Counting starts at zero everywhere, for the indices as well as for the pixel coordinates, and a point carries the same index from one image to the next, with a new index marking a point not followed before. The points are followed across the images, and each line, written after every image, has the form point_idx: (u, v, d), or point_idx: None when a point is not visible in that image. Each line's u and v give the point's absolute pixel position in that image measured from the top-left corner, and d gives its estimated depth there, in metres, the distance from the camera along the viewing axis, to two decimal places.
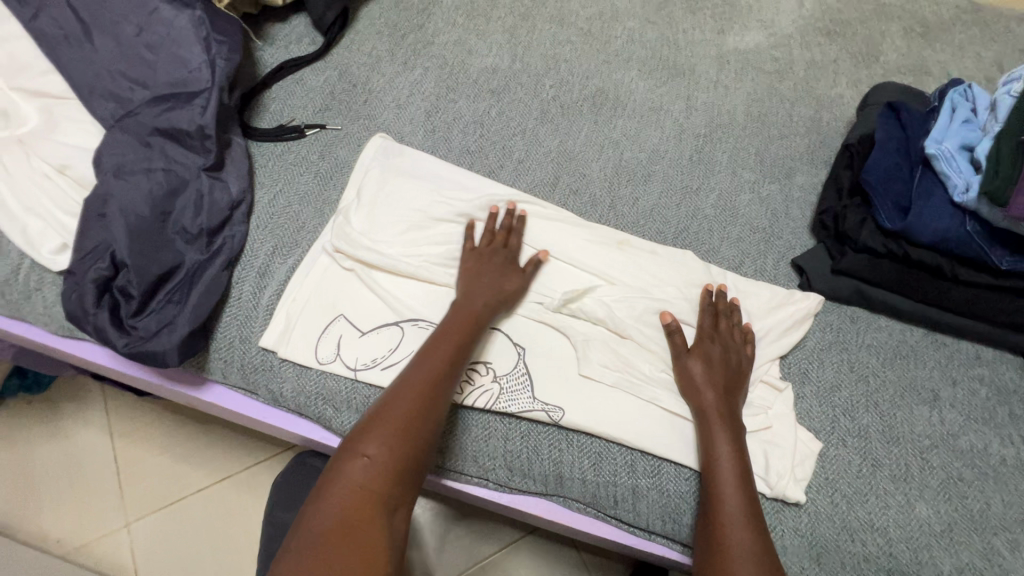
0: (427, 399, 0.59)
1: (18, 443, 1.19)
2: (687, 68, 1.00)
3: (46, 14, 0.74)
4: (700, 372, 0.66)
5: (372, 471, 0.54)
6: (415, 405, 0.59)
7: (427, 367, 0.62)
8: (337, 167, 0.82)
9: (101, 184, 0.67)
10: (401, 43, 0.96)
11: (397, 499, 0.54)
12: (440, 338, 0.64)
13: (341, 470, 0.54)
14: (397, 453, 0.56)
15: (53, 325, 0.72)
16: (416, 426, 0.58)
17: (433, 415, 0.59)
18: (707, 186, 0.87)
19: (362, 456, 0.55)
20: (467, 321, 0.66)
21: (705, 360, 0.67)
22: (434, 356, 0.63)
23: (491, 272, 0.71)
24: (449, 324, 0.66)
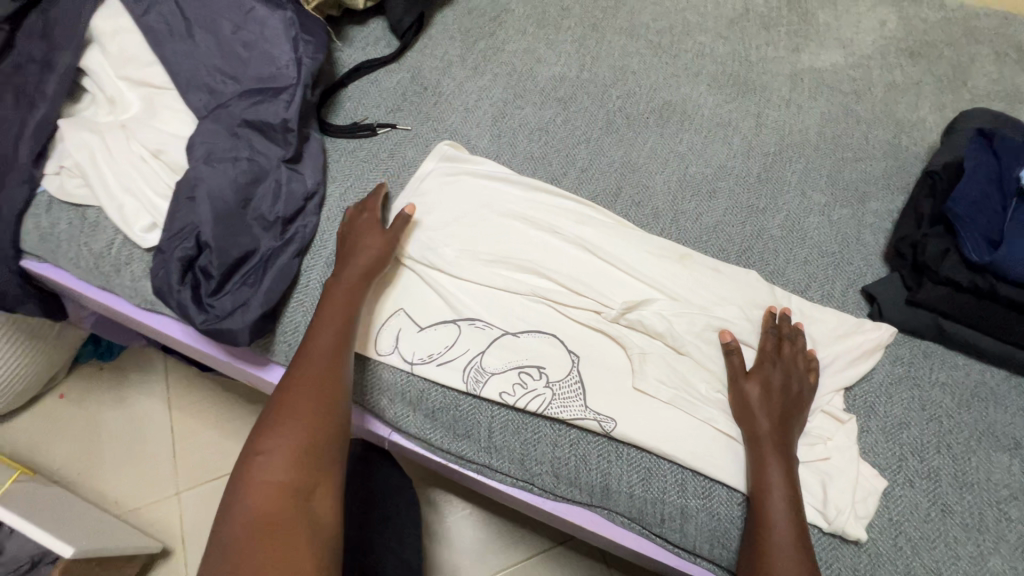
0: (319, 380, 0.63)
1: (88, 405, 1.28)
2: (758, 85, 0.98)
3: (156, 10, 0.80)
4: (757, 396, 0.64)
5: (273, 465, 0.57)
6: (300, 387, 0.62)
7: (314, 350, 0.65)
8: (404, 166, 0.85)
9: (193, 170, 0.72)
10: (472, 49, 0.99)
11: (311, 486, 0.58)
12: (323, 319, 0.67)
13: (243, 473, 0.57)
14: (299, 442, 0.59)
15: (137, 298, 0.77)
16: (317, 411, 0.61)
17: (329, 394, 0.62)
18: (775, 205, 0.84)
19: (260, 456, 0.58)
20: (339, 299, 0.69)
21: (765, 385, 0.65)
22: (322, 338, 0.66)
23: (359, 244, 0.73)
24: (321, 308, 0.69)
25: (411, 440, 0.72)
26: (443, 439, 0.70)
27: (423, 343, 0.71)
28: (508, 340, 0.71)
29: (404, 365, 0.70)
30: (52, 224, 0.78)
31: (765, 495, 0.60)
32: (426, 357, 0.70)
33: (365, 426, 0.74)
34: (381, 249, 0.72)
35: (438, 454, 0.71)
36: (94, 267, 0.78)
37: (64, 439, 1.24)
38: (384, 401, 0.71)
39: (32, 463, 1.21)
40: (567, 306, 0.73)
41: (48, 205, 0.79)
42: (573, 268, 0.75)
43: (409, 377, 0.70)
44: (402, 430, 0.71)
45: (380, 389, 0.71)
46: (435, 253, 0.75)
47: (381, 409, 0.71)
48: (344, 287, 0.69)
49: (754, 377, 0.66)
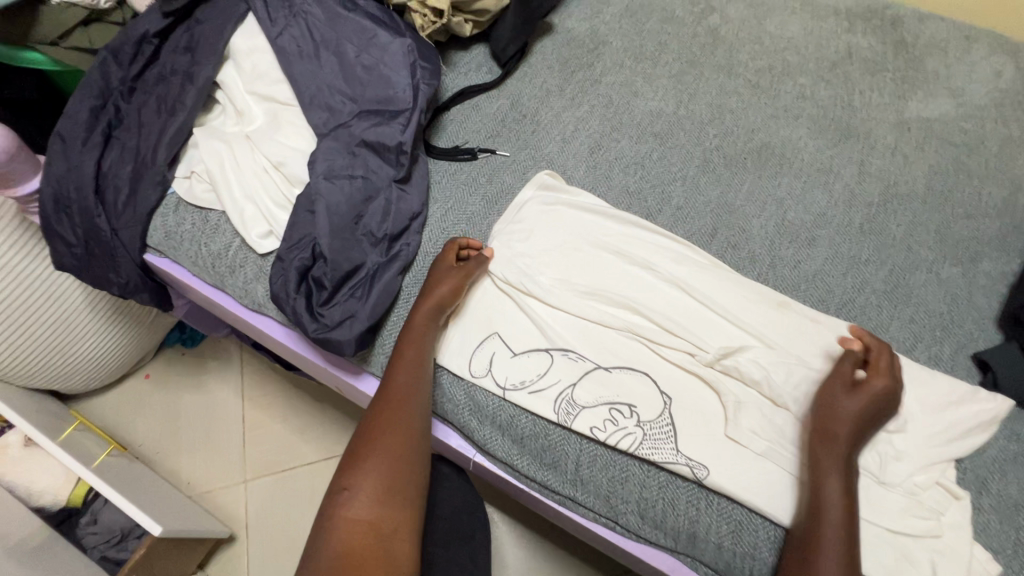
0: (397, 419, 0.65)
1: (170, 387, 1.35)
2: (862, 132, 0.96)
3: (288, 32, 0.85)
4: (853, 413, 0.63)
5: (357, 501, 0.59)
6: (380, 422, 0.65)
7: (393, 389, 0.67)
8: (502, 191, 0.87)
9: (313, 184, 0.76)
10: (571, 79, 1.00)
11: (390, 524, 0.59)
12: (400, 357, 0.70)
13: (331, 505, 0.60)
14: (380, 480, 0.61)
15: (246, 299, 0.82)
16: (395, 451, 0.63)
17: (406, 436, 0.64)
18: (878, 258, 0.82)
19: (347, 493, 0.60)
20: (418, 331, 0.71)
21: (862, 401, 0.64)
22: (400, 376, 0.68)
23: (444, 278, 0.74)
24: (401, 341, 0.71)
25: (495, 464, 0.73)
26: (530, 466, 0.71)
27: (515, 369, 0.72)
28: (601, 375, 0.71)
29: (496, 390, 0.71)
30: (177, 224, 0.85)
31: (823, 509, 0.58)
32: (518, 383, 0.71)
33: (450, 444, 0.76)
34: (460, 279, 0.74)
35: (521, 481, 0.72)
36: (210, 266, 0.83)
37: (146, 418, 1.32)
38: (473, 423, 0.72)
39: (116, 437, 1.30)
40: (662, 346, 0.72)
41: (176, 206, 0.85)
42: (668, 308, 0.75)
43: (501, 402, 0.71)
44: (488, 453, 0.73)
45: (471, 410, 0.73)
46: (531, 281, 0.77)
47: (469, 430, 0.73)
48: (419, 323, 0.71)
49: (852, 391, 0.65)
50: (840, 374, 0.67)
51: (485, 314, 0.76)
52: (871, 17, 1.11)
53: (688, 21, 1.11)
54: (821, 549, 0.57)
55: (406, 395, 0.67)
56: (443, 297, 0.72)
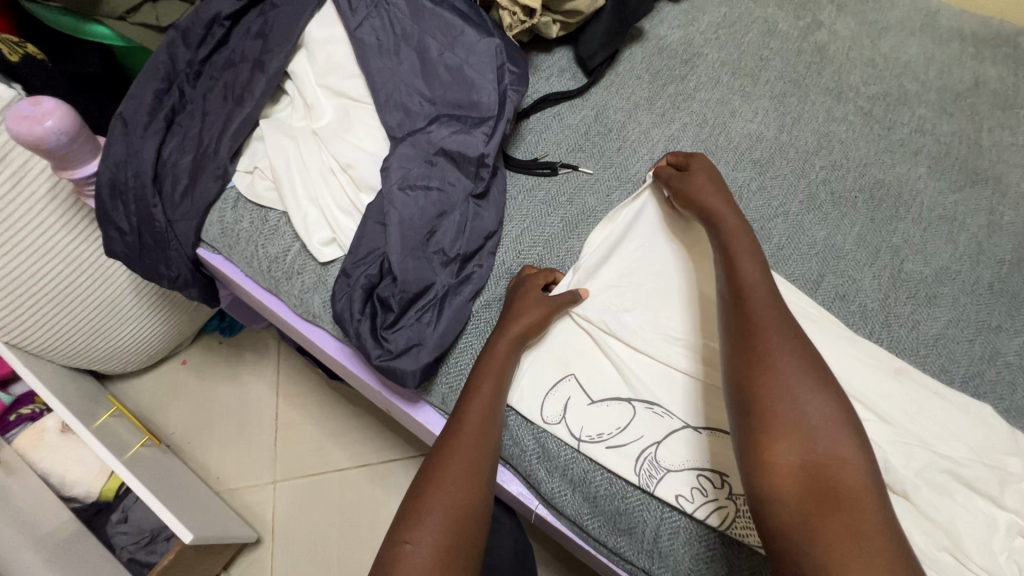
0: (467, 467, 0.56)
1: (206, 376, 1.32)
2: (990, 175, 0.85)
3: (368, 23, 0.79)
4: (711, 188, 0.68)
5: (421, 561, 0.50)
6: (449, 465, 0.56)
7: (465, 429, 0.59)
8: (583, 214, 0.79)
9: (386, 193, 0.69)
10: (661, 93, 0.92)
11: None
12: (474, 390, 0.62)
13: (388, 562, 0.51)
14: (446, 537, 0.52)
15: (301, 308, 0.76)
16: (465, 504, 0.54)
17: (476, 488, 0.56)
18: (1012, 325, 0.72)
19: (410, 546, 0.51)
20: (497, 366, 0.63)
21: (710, 182, 0.69)
22: (473, 415, 0.60)
23: (526, 300, 0.68)
24: (474, 375, 0.63)
25: (560, 519, 0.67)
26: (601, 529, 0.64)
27: (593, 420, 0.65)
28: (692, 438, 0.63)
29: (571, 441, 0.65)
30: (235, 221, 0.79)
31: (757, 325, 0.55)
32: (595, 436, 0.64)
33: (510, 490, 0.70)
34: (547, 310, 0.67)
35: (588, 542, 0.66)
36: (267, 270, 0.78)
37: (180, 406, 1.29)
38: (540, 472, 0.66)
39: (149, 423, 1.27)
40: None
41: (235, 201, 0.80)
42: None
43: (574, 454, 0.65)
44: (553, 507, 0.66)
45: (540, 459, 0.66)
46: (615, 320, 0.70)
47: (535, 479, 0.66)
48: (500, 358, 0.64)
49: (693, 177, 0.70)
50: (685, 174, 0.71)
51: (564, 355, 0.69)
52: (1001, 43, 0.99)
53: (792, 36, 1.01)
54: (761, 325, 0.55)
55: (478, 438, 0.59)
56: (521, 333, 0.65)
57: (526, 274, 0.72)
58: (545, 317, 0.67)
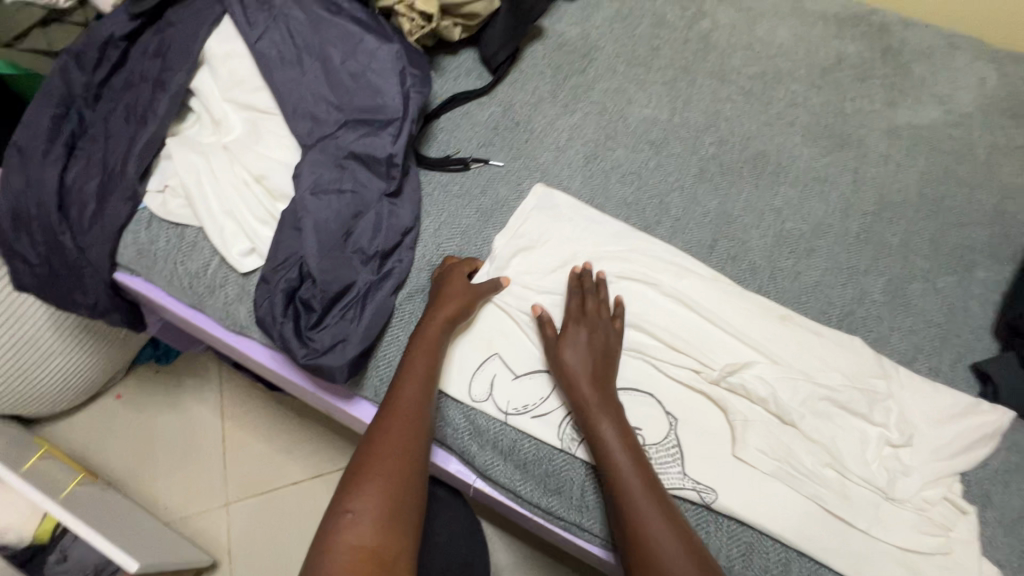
0: (404, 441, 0.60)
1: (143, 407, 1.28)
2: (855, 139, 0.95)
3: (268, 36, 0.80)
4: (578, 358, 0.68)
5: (360, 528, 0.53)
6: (387, 440, 0.59)
7: (400, 407, 0.62)
8: (496, 204, 0.84)
9: (299, 199, 0.72)
10: (563, 86, 0.98)
11: (394, 552, 0.53)
12: (408, 369, 0.65)
13: (329, 531, 0.53)
14: (386, 504, 0.55)
15: (227, 320, 0.77)
16: (404, 475, 0.57)
17: (413, 459, 0.59)
18: (876, 268, 0.82)
19: (350, 515, 0.54)
20: (428, 345, 0.67)
21: (579, 351, 0.68)
22: (408, 394, 0.63)
23: (448, 288, 0.72)
24: (408, 358, 0.66)
25: (498, 489, 0.71)
26: (535, 493, 0.68)
27: (518, 393, 0.70)
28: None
29: (499, 415, 0.69)
30: (151, 241, 0.79)
31: (635, 522, 0.59)
32: (521, 408, 0.69)
33: (449, 470, 0.73)
34: (469, 295, 0.71)
35: (525, 506, 0.70)
36: (188, 286, 0.78)
37: (118, 441, 1.25)
38: (473, 447, 0.70)
39: (86, 462, 1.22)
40: (667, 363, 0.71)
41: (148, 222, 0.80)
42: (672, 324, 0.73)
43: (503, 427, 0.69)
44: (489, 479, 0.70)
45: (473, 436, 0.70)
46: (532, 302, 0.75)
47: (470, 454, 0.70)
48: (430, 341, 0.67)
49: (562, 349, 0.69)
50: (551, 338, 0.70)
51: (489, 337, 0.73)
52: (858, 22, 1.12)
53: (680, 26, 1.09)
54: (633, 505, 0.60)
55: (415, 414, 0.62)
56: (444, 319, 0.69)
57: (450, 263, 0.76)
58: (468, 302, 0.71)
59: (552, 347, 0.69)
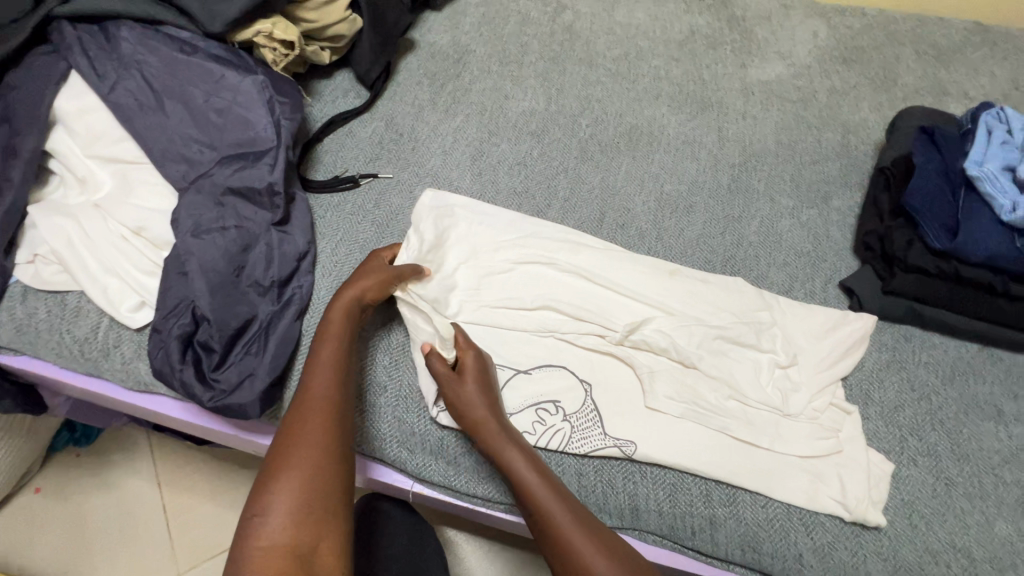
0: (313, 433, 0.59)
1: (70, 495, 1.19)
2: (715, 101, 1.04)
3: (122, 86, 0.78)
4: (471, 391, 0.66)
5: (269, 528, 0.53)
6: (295, 436, 0.59)
7: (314, 402, 0.61)
8: (391, 215, 0.85)
9: (181, 244, 0.70)
10: (442, 92, 1.01)
11: (311, 548, 0.53)
12: (315, 359, 0.65)
13: (240, 536, 0.53)
14: (303, 499, 0.55)
15: (129, 380, 0.75)
16: (317, 466, 0.57)
17: (331, 450, 0.59)
18: (748, 213, 0.89)
19: (259, 518, 0.54)
20: (337, 329, 0.67)
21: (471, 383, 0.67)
22: (321, 387, 0.63)
23: (356, 273, 0.72)
24: (316, 346, 0.66)
25: (435, 488, 0.72)
26: (469, 485, 0.70)
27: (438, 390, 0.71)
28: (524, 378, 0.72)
29: (422, 416, 0.70)
30: (29, 315, 0.75)
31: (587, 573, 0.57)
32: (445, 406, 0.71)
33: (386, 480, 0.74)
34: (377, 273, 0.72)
35: (463, 498, 0.72)
36: (80, 354, 0.75)
37: (45, 536, 1.16)
38: (403, 454, 0.71)
39: (12, 568, 1.13)
40: (577, 332, 0.75)
41: (23, 295, 0.75)
42: (574, 296, 0.78)
43: (428, 426, 0.70)
44: (424, 480, 0.72)
45: (401, 442, 0.70)
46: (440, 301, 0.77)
47: (401, 462, 0.71)
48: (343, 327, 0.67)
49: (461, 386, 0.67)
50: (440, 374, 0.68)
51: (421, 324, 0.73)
52: None
53: (544, 21, 1.15)
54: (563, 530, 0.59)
55: (327, 406, 0.61)
56: (353, 305, 0.69)
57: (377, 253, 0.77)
58: (378, 281, 0.71)
59: (446, 381, 0.67)
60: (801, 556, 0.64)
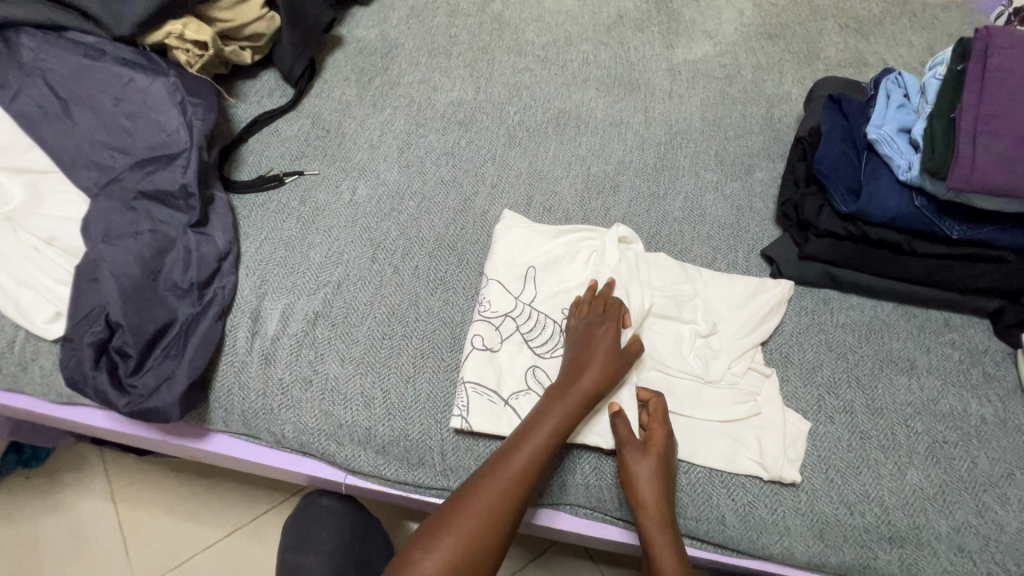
0: (498, 500, 0.59)
1: (17, 518, 1.13)
2: (641, 82, 1.05)
3: (26, 95, 0.77)
4: (650, 473, 0.63)
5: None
6: (483, 493, 0.59)
7: (507, 476, 0.60)
8: (318, 210, 0.85)
9: (91, 251, 0.69)
10: (369, 87, 1.01)
11: None
12: (532, 424, 0.63)
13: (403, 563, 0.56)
14: (457, 561, 0.56)
15: (51, 394, 0.74)
16: (484, 533, 0.57)
17: (504, 522, 0.58)
18: (673, 190, 0.91)
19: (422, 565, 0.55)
20: (569, 399, 0.64)
21: (654, 466, 0.63)
22: (523, 461, 0.61)
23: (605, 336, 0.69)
24: (539, 412, 0.64)
25: (368, 479, 0.73)
26: (401, 472, 0.71)
27: (365, 382, 0.72)
28: (481, 356, 0.71)
29: (350, 409, 0.71)
30: None
31: None
32: (372, 398, 0.71)
33: (320, 475, 0.75)
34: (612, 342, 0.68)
35: (396, 487, 0.73)
36: None
37: None
38: (333, 446, 0.71)
39: None
40: (509, 317, 0.74)
41: None
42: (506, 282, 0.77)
43: (354, 417, 0.70)
44: (356, 472, 0.72)
45: (330, 436, 0.71)
46: (368, 295, 0.77)
47: (331, 455, 0.72)
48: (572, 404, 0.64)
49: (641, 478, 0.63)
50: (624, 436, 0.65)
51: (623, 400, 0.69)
52: None
53: (473, 11, 1.15)
54: None
55: (518, 482, 0.60)
56: (598, 383, 0.66)
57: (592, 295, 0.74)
58: (612, 355, 0.68)
59: (631, 453, 0.64)
60: (723, 517, 0.66)
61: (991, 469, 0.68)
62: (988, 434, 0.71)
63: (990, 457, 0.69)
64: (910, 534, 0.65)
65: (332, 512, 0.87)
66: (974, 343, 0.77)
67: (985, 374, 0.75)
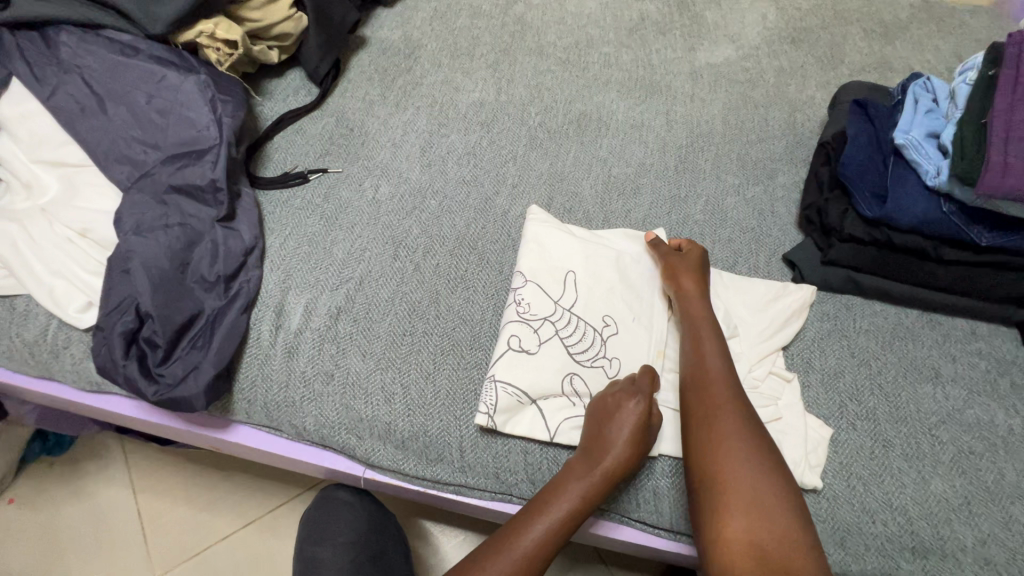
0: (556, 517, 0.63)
1: (40, 504, 1.15)
2: (663, 85, 1.05)
3: (63, 91, 0.79)
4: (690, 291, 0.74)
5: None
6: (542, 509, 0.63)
7: (559, 508, 0.63)
8: (340, 207, 0.86)
9: (123, 243, 0.71)
10: (392, 87, 1.02)
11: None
12: (589, 448, 0.66)
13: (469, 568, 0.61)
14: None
15: (81, 381, 0.76)
16: (544, 539, 0.62)
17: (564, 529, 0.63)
18: (694, 192, 0.91)
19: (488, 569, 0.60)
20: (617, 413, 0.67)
21: (689, 276, 0.75)
22: (575, 487, 0.64)
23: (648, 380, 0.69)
24: (593, 433, 0.67)
25: (387, 474, 0.74)
26: (420, 467, 0.72)
27: (386, 378, 0.72)
28: (516, 357, 0.70)
29: (371, 403, 0.71)
30: None
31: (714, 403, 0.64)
32: (393, 393, 0.72)
33: (339, 468, 0.76)
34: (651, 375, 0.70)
35: (414, 482, 0.73)
36: (31, 357, 0.76)
37: (14, 545, 1.11)
38: (352, 440, 0.72)
39: None
40: (548, 321, 0.73)
41: None
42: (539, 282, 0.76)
43: (376, 411, 0.71)
44: (375, 466, 0.73)
45: (350, 430, 0.72)
46: (388, 293, 0.78)
47: (351, 448, 0.72)
48: (601, 470, 0.64)
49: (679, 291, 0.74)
50: (667, 273, 0.76)
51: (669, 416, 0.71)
52: None
53: (495, 13, 1.16)
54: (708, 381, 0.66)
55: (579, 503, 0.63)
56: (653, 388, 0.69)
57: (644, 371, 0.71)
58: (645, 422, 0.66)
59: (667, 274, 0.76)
60: None
61: (1018, 481, 0.67)
62: (1016, 445, 0.69)
63: (1017, 469, 0.68)
64: (934, 544, 0.64)
65: (348, 506, 0.88)
66: (1001, 353, 0.76)
67: (1013, 385, 0.74)
